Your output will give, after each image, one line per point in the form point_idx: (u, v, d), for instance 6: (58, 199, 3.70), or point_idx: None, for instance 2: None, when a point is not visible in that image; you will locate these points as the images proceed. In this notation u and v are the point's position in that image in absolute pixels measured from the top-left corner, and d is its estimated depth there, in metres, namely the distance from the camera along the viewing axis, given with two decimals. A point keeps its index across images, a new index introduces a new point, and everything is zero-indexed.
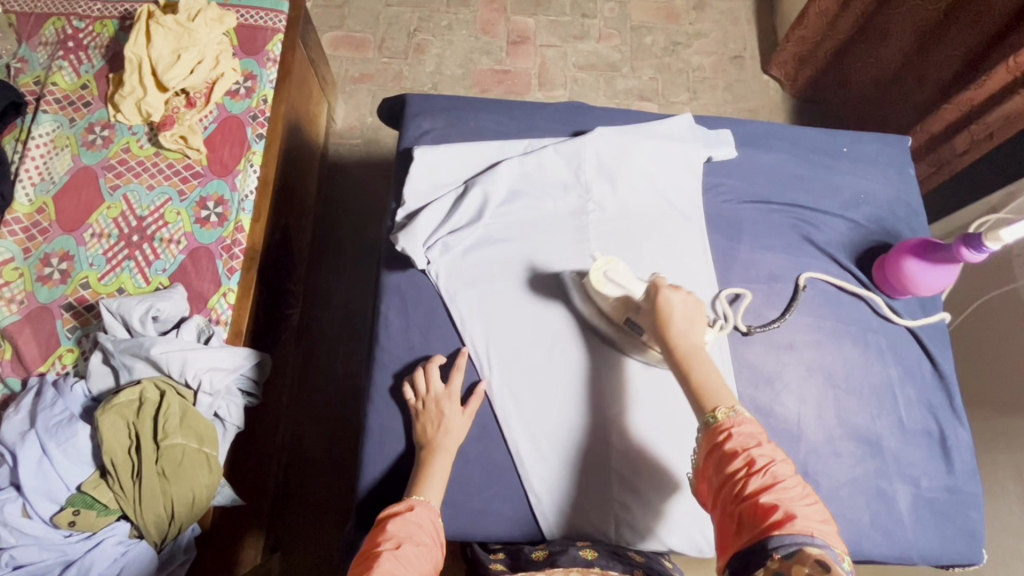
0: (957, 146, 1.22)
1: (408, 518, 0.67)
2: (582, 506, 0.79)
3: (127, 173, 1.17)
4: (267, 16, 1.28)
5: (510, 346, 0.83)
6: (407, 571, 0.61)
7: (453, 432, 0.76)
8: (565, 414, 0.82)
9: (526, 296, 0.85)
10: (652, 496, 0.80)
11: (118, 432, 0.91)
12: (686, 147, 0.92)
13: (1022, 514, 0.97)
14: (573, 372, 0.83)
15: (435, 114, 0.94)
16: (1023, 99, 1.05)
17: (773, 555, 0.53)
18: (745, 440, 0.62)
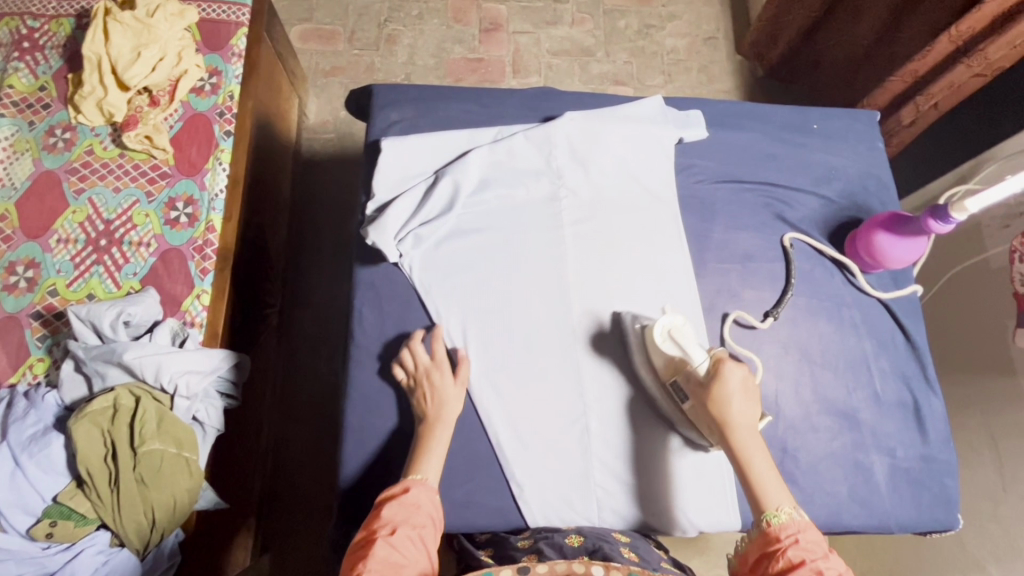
0: (903, 118, 1.24)
1: (404, 500, 0.67)
2: (569, 494, 0.79)
3: (92, 176, 1.14)
4: (230, 9, 1.25)
5: (491, 336, 0.83)
6: (402, 558, 0.61)
7: (449, 411, 0.76)
8: (548, 402, 0.82)
9: (503, 288, 0.84)
10: (634, 479, 0.81)
11: (93, 441, 0.89)
12: (657, 130, 0.91)
13: (996, 479, 0.99)
14: (555, 361, 0.83)
15: (402, 104, 0.92)
16: (965, 69, 1.09)
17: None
18: (808, 550, 0.62)
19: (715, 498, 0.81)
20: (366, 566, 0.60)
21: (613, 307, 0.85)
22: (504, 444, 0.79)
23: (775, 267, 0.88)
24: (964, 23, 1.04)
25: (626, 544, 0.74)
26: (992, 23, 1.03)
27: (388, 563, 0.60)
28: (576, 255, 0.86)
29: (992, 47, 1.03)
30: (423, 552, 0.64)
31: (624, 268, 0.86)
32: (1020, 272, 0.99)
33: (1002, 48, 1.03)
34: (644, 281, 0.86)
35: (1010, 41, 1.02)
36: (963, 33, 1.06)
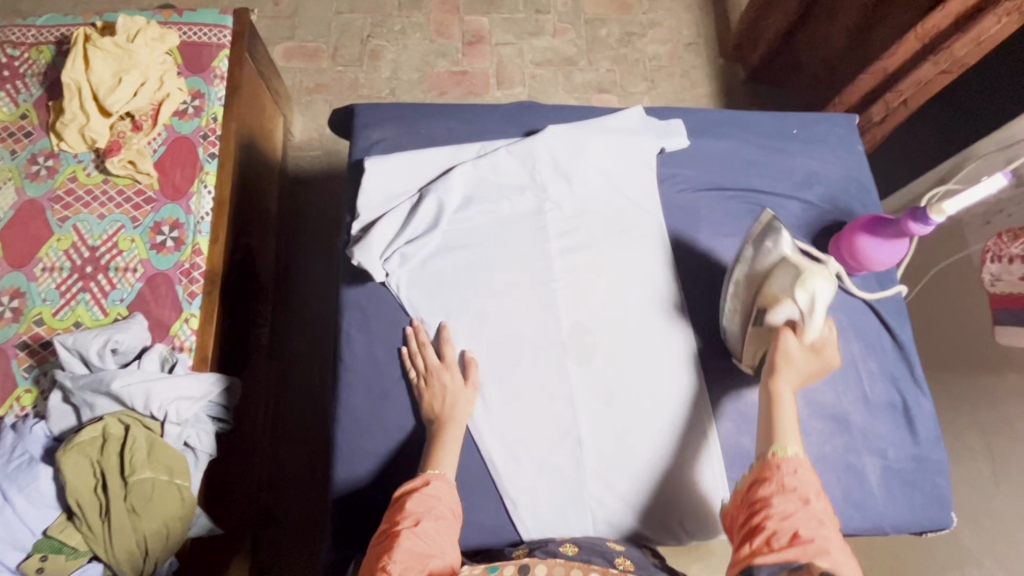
0: (873, 115, 1.23)
1: (425, 493, 0.67)
2: (563, 505, 0.79)
3: (76, 203, 1.13)
4: (211, 32, 1.25)
5: (483, 349, 0.83)
6: (428, 549, 0.62)
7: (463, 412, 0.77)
8: (539, 413, 0.82)
9: (491, 302, 0.85)
10: (627, 491, 0.80)
11: (82, 471, 0.89)
12: (639, 141, 0.92)
13: (989, 474, 1.00)
14: (546, 372, 0.83)
15: (384, 123, 0.93)
16: (932, 66, 1.10)
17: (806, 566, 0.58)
18: (792, 476, 0.66)
19: (710, 507, 0.80)
20: (393, 557, 0.60)
21: (601, 317, 0.86)
22: (499, 459, 0.79)
23: None
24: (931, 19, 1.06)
25: (621, 551, 0.73)
26: (956, 21, 1.05)
27: (415, 552, 0.61)
28: (564, 267, 0.87)
29: (958, 44, 1.05)
30: (448, 541, 0.65)
31: (611, 277, 0.87)
32: (990, 273, 1.03)
33: (968, 45, 1.05)
34: (625, 291, 0.87)
35: (975, 37, 1.03)
36: (929, 30, 1.08)
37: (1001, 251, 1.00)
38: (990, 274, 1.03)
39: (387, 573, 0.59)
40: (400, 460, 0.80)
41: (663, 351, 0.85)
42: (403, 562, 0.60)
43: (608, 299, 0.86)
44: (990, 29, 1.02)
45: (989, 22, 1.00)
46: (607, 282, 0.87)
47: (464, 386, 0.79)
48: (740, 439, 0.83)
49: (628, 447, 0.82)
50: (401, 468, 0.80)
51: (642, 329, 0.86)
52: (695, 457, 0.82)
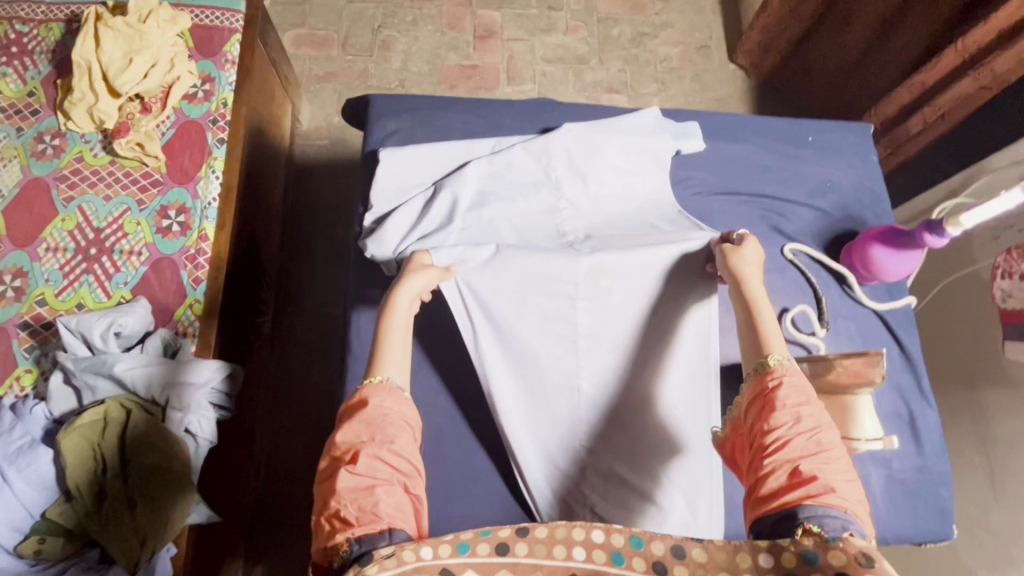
0: (911, 127, 1.25)
1: (361, 415, 0.62)
2: (563, 480, 0.86)
3: (81, 183, 1.12)
4: (223, 16, 1.24)
5: (499, 336, 0.85)
6: (373, 479, 0.58)
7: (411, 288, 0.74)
8: (548, 398, 0.86)
9: (507, 295, 0.83)
10: (624, 474, 0.85)
11: (82, 455, 0.89)
12: (655, 142, 0.91)
13: (987, 488, 1.00)
14: (556, 359, 0.86)
15: (399, 115, 0.92)
16: (971, 81, 1.10)
17: (805, 526, 0.52)
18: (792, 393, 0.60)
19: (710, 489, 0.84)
20: (339, 501, 0.57)
21: (608, 306, 0.85)
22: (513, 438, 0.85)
23: (772, 279, 0.89)
24: (973, 36, 1.06)
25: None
26: (999, 37, 1.04)
27: (357, 484, 0.57)
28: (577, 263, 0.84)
29: (999, 60, 1.04)
30: (398, 463, 0.59)
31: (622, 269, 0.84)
32: (1000, 289, 1.00)
33: (1009, 63, 1.04)
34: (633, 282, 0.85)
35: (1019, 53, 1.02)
36: (971, 46, 1.08)
37: (1010, 267, 0.98)
38: (1000, 291, 1.00)
39: (340, 517, 0.56)
40: None
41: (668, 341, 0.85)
42: (353, 503, 0.56)
43: (613, 284, 0.85)
44: None
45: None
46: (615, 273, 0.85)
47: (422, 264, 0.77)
48: None
49: (630, 434, 0.85)
50: None
51: (643, 318, 0.86)
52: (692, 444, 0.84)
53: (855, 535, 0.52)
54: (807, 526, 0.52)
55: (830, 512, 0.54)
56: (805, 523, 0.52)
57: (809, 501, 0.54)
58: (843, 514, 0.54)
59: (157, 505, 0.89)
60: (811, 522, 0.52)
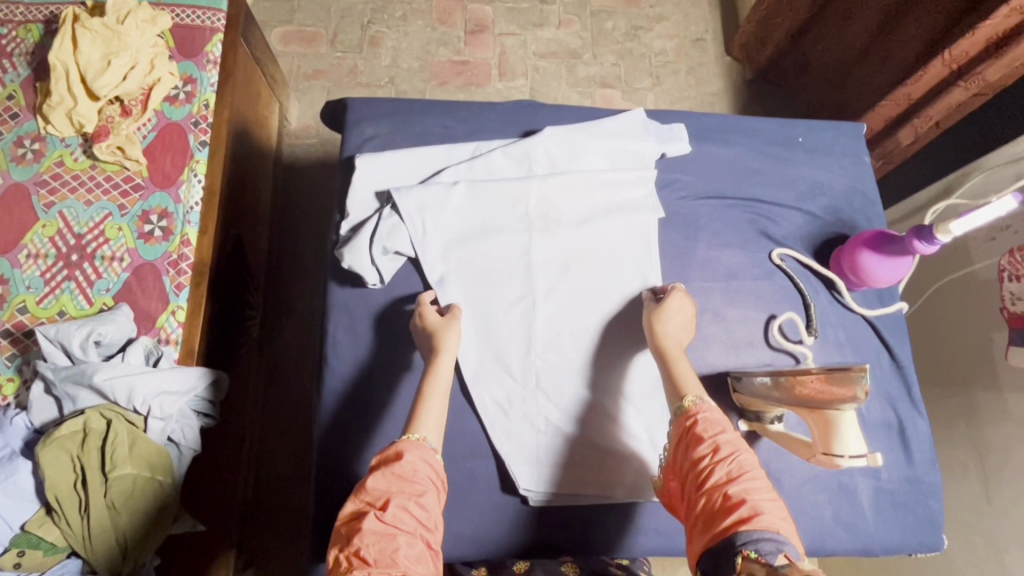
0: (902, 138, 1.25)
1: (395, 467, 0.61)
2: (537, 448, 0.80)
3: (62, 188, 1.10)
4: (205, 15, 1.21)
5: (460, 302, 0.82)
6: (399, 528, 0.57)
7: (450, 349, 0.74)
8: (513, 365, 0.81)
9: (485, 278, 0.83)
10: (598, 437, 0.80)
11: (61, 467, 0.87)
12: (639, 145, 0.89)
13: (980, 494, 0.99)
14: (521, 324, 0.83)
15: (379, 119, 0.90)
16: (962, 90, 1.09)
17: (741, 552, 0.53)
18: (712, 427, 0.64)
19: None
20: (362, 540, 0.56)
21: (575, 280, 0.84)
22: (483, 408, 0.80)
23: (759, 285, 0.87)
24: (958, 48, 1.05)
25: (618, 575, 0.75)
26: (988, 46, 1.02)
27: (382, 532, 0.56)
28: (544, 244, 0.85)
29: (991, 69, 1.03)
30: (424, 518, 0.59)
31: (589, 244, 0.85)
32: (1009, 292, 0.96)
33: (1000, 71, 1.03)
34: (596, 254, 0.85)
35: (1010, 61, 1.01)
36: (958, 57, 1.06)
37: (1016, 270, 0.94)
38: (1010, 293, 0.95)
39: (359, 556, 0.55)
40: None
41: (624, 300, 0.84)
42: (375, 544, 0.55)
43: (573, 247, 0.85)
44: None
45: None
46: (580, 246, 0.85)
47: (442, 321, 0.77)
48: None
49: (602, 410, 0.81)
50: None
51: (610, 291, 0.84)
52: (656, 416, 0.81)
53: (790, 555, 0.52)
54: (747, 553, 0.53)
55: (766, 535, 0.55)
56: (740, 550, 0.53)
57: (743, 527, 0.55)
58: (776, 534, 0.55)
59: (150, 538, 0.90)
60: (748, 547, 0.53)
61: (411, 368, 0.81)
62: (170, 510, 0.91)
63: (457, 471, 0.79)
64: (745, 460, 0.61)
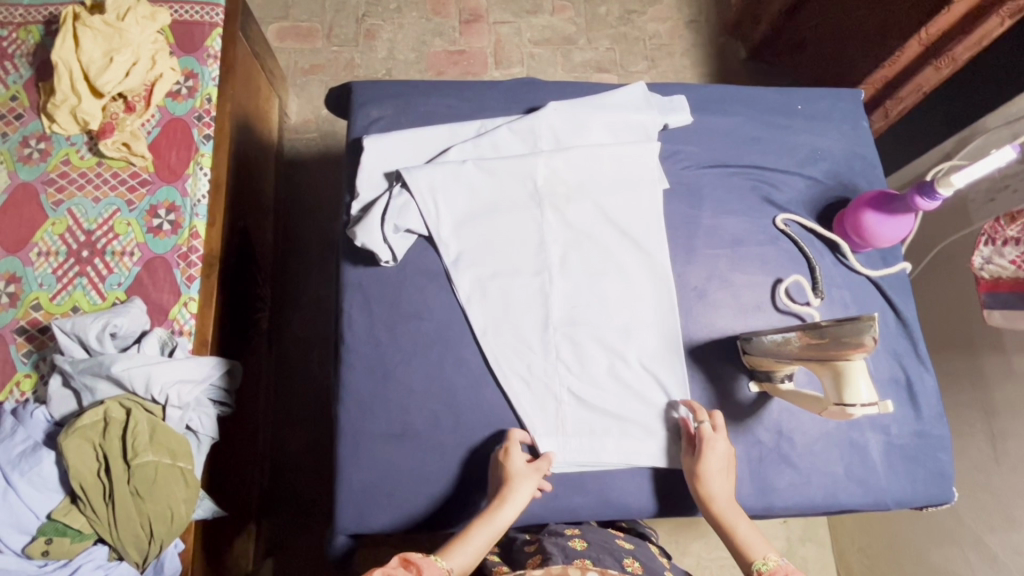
0: (881, 116, 1.35)
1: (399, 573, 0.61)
2: (559, 418, 0.80)
3: (70, 187, 1.11)
4: (202, 10, 1.22)
5: (475, 276, 0.84)
6: None
7: (512, 502, 0.72)
8: (530, 336, 0.82)
9: (498, 255, 0.84)
10: (615, 408, 0.81)
11: (85, 455, 0.88)
12: (641, 118, 0.90)
13: (988, 451, 1.00)
14: (534, 299, 0.83)
15: (383, 102, 0.91)
16: (935, 67, 1.18)
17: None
18: None
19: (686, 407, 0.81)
20: None
21: (586, 255, 0.85)
22: (505, 383, 0.80)
23: (765, 251, 0.88)
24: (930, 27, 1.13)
25: (628, 552, 0.76)
26: (955, 26, 1.11)
27: None
28: (555, 221, 0.86)
29: (960, 46, 1.11)
30: None
31: (598, 218, 0.87)
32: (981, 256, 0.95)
33: (967, 49, 1.11)
34: (607, 228, 0.86)
35: (978, 39, 1.09)
36: (931, 36, 1.14)
37: (997, 233, 0.93)
38: (982, 257, 0.95)
39: None
40: (408, 443, 0.79)
41: (634, 272, 0.85)
42: None
43: (582, 223, 0.86)
44: (992, 30, 1.07)
45: (992, 24, 1.05)
46: (590, 222, 0.86)
47: (523, 472, 0.74)
48: (753, 427, 0.81)
49: (620, 383, 0.82)
50: (406, 449, 0.79)
51: (622, 264, 0.85)
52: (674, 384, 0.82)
53: None
54: None
55: None
56: None
57: None
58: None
59: (169, 536, 0.90)
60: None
61: (424, 344, 0.82)
62: (193, 500, 0.92)
63: (475, 439, 0.80)
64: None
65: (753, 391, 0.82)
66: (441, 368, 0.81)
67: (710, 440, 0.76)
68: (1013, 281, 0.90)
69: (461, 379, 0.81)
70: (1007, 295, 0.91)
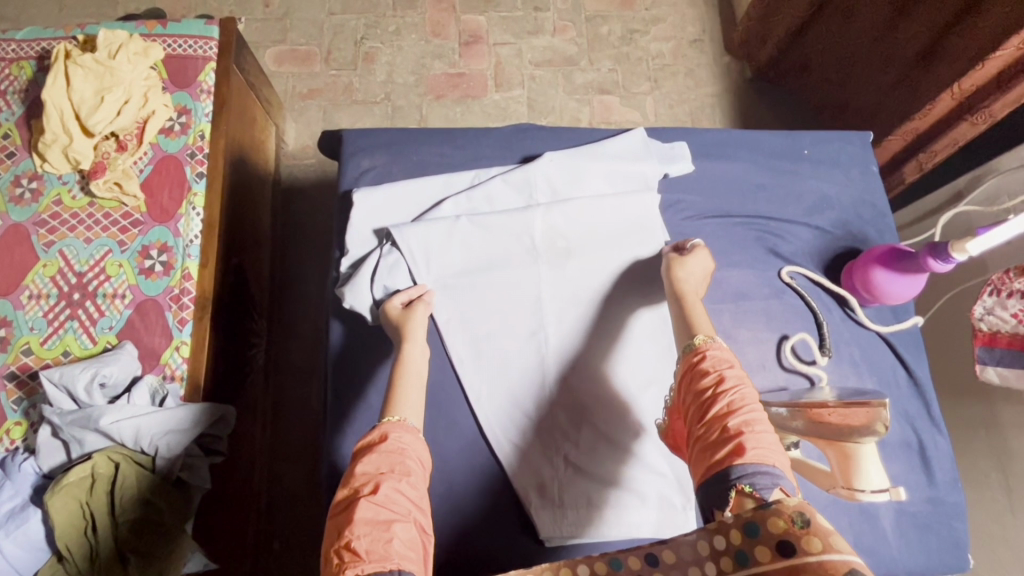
0: (915, 167, 1.25)
1: (382, 449, 0.59)
2: (553, 483, 0.77)
3: (61, 227, 1.10)
4: (197, 44, 1.20)
5: (467, 335, 0.81)
6: (393, 513, 0.55)
7: (415, 340, 0.72)
8: (526, 400, 0.79)
9: (490, 312, 0.82)
10: (609, 471, 0.77)
11: (70, 513, 0.87)
12: (641, 166, 0.88)
13: (1004, 502, 0.97)
14: (527, 358, 0.81)
15: (374, 151, 0.89)
16: (972, 123, 1.10)
17: (737, 487, 0.53)
18: (719, 362, 0.63)
19: (685, 472, 0.78)
20: (353, 532, 0.53)
21: (579, 309, 0.83)
22: (500, 448, 0.78)
23: (769, 305, 0.85)
24: (964, 84, 1.06)
25: None
26: (992, 81, 1.03)
27: (376, 523, 0.53)
28: (549, 275, 0.84)
29: (997, 104, 1.04)
30: (416, 498, 0.57)
31: (592, 269, 0.84)
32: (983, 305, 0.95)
33: (1006, 105, 1.03)
34: (601, 280, 0.84)
35: (1015, 97, 1.01)
36: (964, 91, 1.08)
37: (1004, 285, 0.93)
38: (983, 307, 0.95)
39: (351, 551, 0.52)
40: None
41: (629, 327, 0.82)
42: (369, 534, 0.52)
43: (576, 276, 0.84)
44: None
45: None
46: (583, 274, 0.84)
47: (400, 313, 0.76)
48: None
49: (614, 445, 0.78)
50: None
51: (616, 317, 0.83)
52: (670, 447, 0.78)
53: (785, 491, 0.52)
54: (740, 488, 0.52)
55: (760, 470, 0.53)
56: (732, 484, 0.53)
57: (739, 459, 0.54)
58: (775, 471, 0.54)
59: None
60: (744, 481, 0.53)
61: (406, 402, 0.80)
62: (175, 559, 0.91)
63: (468, 506, 0.76)
64: (747, 395, 0.59)
65: None
66: (434, 433, 0.78)
67: (679, 262, 0.77)
68: (1012, 338, 0.91)
69: (454, 444, 0.78)
70: (1006, 352, 0.92)
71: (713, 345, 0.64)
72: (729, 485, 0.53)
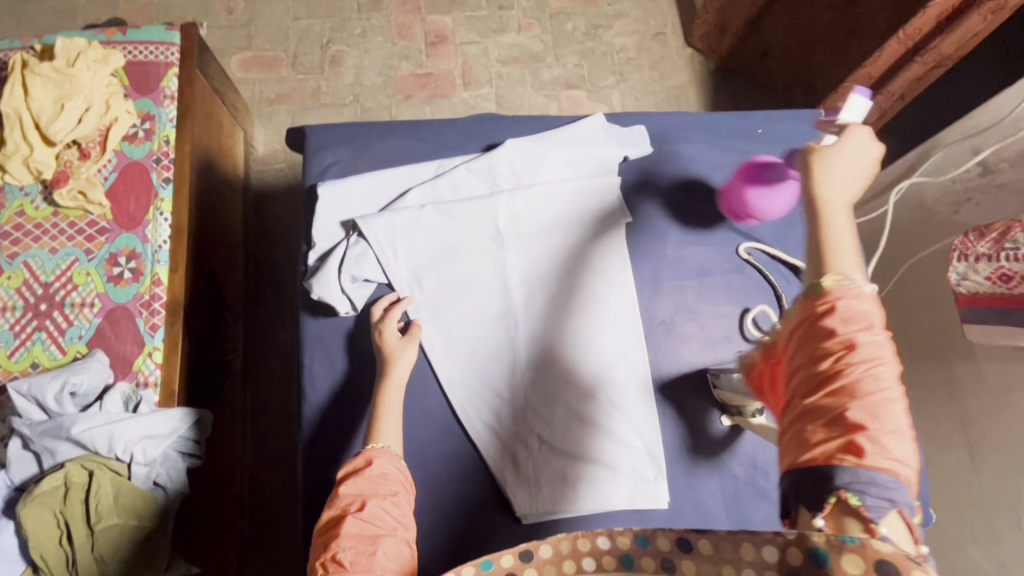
0: (870, 114, 1.31)
1: (366, 474, 0.60)
2: (528, 463, 0.78)
3: (25, 238, 1.08)
4: (158, 50, 1.20)
5: (438, 322, 0.82)
6: (378, 528, 0.56)
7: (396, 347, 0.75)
8: (498, 383, 0.81)
9: (458, 298, 0.83)
10: (582, 448, 0.79)
11: (44, 523, 0.86)
12: (601, 151, 0.90)
13: (966, 462, 1.00)
14: (498, 342, 0.82)
15: (339, 146, 0.90)
16: (921, 63, 1.15)
17: (841, 494, 0.43)
18: (854, 320, 0.48)
19: (656, 445, 0.79)
20: (339, 545, 0.53)
21: (546, 291, 0.84)
22: (473, 431, 0.79)
23: (731, 280, 0.88)
24: (909, 28, 1.11)
25: None
26: (938, 23, 1.08)
27: (361, 536, 0.54)
28: (516, 259, 0.85)
29: (945, 44, 1.09)
30: (400, 516, 0.58)
31: (556, 253, 0.86)
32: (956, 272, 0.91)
33: (953, 44, 1.09)
34: (567, 263, 0.86)
35: (959, 36, 1.07)
36: (911, 35, 1.12)
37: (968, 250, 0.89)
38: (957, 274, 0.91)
39: (335, 562, 0.52)
40: None
41: (596, 307, 0.84)
42: (353, 547, 0.53)
43: (542, 260, 0.85)
44: (974, 26, 1.05)
45: (974, 21, 1.04)
46: (549, 257, 0.86)
47: (399, 341, 0.76)
48: (729, 465, 0.80)
49: (585, 423, 0.79)
50: None
51: (583, 298, 0.85)
52: (640, 422, 0.80)
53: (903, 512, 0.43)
54: (845, 496, 0.43)
55: (876, 477, 0.44)
56: (836, 489, 0.43)
57: (853, 460, 0.44)
58: (896, 483, 0.44)
59: None
60: (852, 490, 0.43)
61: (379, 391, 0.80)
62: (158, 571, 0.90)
63: (444, 490, 0.77)
64: (883, 374, 0.46)
65: (726, 425, 0.82)
66: (408, 421, 0.79)
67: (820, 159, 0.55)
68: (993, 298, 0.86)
69: (429, 431, 0.79)
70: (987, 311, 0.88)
71: (851, 296, 0.48)
72: (833, 490, 0.43)
